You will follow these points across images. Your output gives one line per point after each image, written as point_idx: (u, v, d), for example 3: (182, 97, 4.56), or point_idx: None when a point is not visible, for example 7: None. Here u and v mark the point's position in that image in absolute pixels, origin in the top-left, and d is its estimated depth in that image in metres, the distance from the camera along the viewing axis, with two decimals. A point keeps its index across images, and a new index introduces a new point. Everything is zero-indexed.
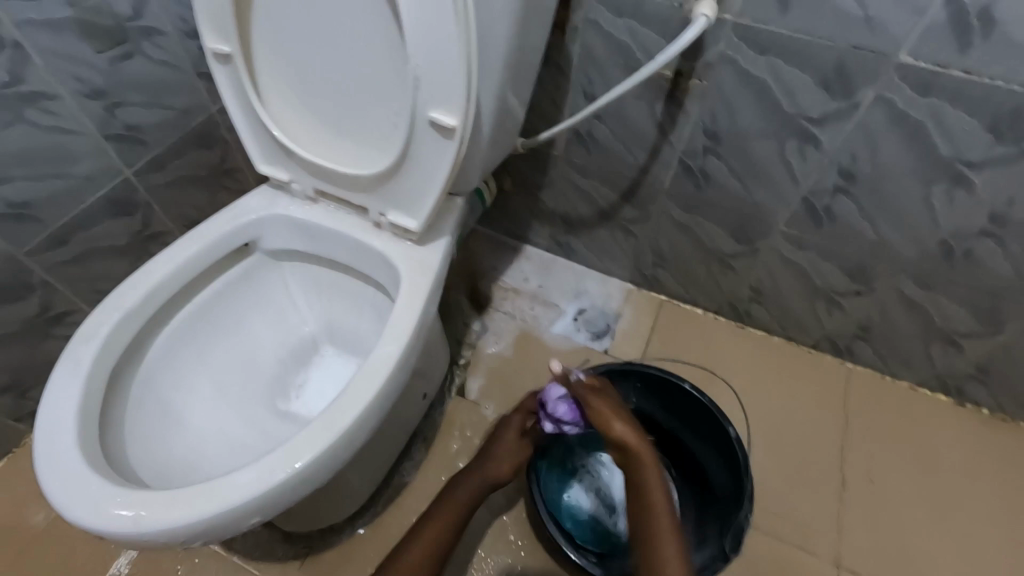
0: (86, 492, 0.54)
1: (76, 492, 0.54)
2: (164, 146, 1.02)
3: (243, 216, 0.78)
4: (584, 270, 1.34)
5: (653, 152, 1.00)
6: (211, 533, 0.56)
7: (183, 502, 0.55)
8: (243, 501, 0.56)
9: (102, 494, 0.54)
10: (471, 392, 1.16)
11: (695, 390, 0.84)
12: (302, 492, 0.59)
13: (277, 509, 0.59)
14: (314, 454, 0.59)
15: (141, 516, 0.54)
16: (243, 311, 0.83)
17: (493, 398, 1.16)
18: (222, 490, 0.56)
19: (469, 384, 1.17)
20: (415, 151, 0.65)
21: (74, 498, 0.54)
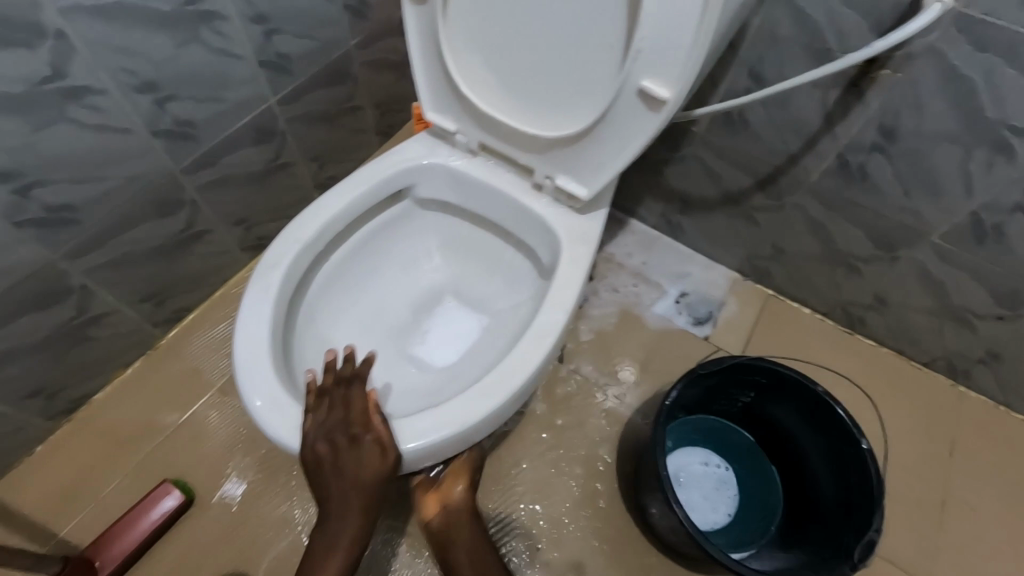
0: (287, 409, 0.60)
1: (279, 411, 0.60)
2: (302, 78, 1.05)
3: (404, 162, 0.78)
4: (689, 253, 1.31)
5: (809, 142, 0.94)
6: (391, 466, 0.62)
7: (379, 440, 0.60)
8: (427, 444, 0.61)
9: (302, 418, 0.60)
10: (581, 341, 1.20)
11: (831, 397, 0.81)
12: (462, 443, 0.64)
13: (446, 450, 0.64)
14: (488, 410, 0.62)
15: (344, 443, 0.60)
16: (385, 259, 0.85)
17: (590, 360, 1.17)
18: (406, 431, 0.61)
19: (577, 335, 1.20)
20: (610, 119, 0.63)
21: (277, 419, 0.60)
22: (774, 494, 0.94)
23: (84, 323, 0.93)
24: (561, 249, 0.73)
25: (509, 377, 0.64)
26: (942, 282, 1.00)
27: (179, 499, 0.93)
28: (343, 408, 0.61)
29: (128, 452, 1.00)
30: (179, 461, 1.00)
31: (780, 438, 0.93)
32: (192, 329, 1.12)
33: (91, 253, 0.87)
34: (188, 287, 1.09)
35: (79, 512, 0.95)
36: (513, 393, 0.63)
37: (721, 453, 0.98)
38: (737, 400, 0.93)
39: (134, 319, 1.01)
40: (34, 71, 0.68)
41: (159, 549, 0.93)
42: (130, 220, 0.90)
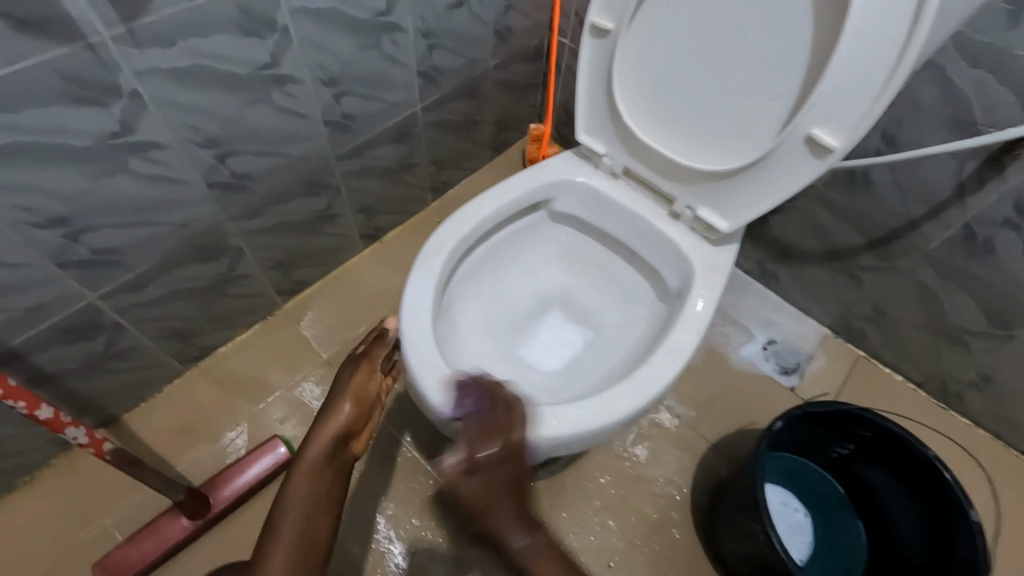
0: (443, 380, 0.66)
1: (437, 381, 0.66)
2: (446, 89, 1.15)
3: (551, 176, 0.85)
4: (780, 303, 1.32)
5: (933, 209, 0.96)
6: (526, 448, 0.67)
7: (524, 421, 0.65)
8: (565, 435, 0.65)
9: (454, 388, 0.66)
10: None
11: (940, 461, 0.80)
12: (590, 441, 0.68)
13: (573, 445, 0.68)
14: (624, 411, 0.67)
15: None
16: (513, 262, 0.92)
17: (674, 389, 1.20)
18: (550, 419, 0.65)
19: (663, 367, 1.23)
20: (769, 160, 0.67)
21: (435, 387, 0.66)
22: (859, 552, 0.92)
23: (228, 280, 1.03)
24: (697, 277, 0.76)
25: (644, 385, 0.68)
26: None
27: (285, 455, 0.99)
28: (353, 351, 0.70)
29: (240, 403, 1.09)
30: (284, 420, 1.08)
31: (872, 496, 0.92)
32: (306, 301, 1.21)
33: (251, 219, 0.97)
34: (313, 262, 1.18)
35: (192, 449, 1.04)
36: (648, 402, 0.67)
37: (803, 500, 0.96)
38: (832, 450, 0.93)
39: (264, 284, 1.11)
40: (258, 57, 0.78)
41: (259, 499, 1.00)
42: (287, 195, 1.00)
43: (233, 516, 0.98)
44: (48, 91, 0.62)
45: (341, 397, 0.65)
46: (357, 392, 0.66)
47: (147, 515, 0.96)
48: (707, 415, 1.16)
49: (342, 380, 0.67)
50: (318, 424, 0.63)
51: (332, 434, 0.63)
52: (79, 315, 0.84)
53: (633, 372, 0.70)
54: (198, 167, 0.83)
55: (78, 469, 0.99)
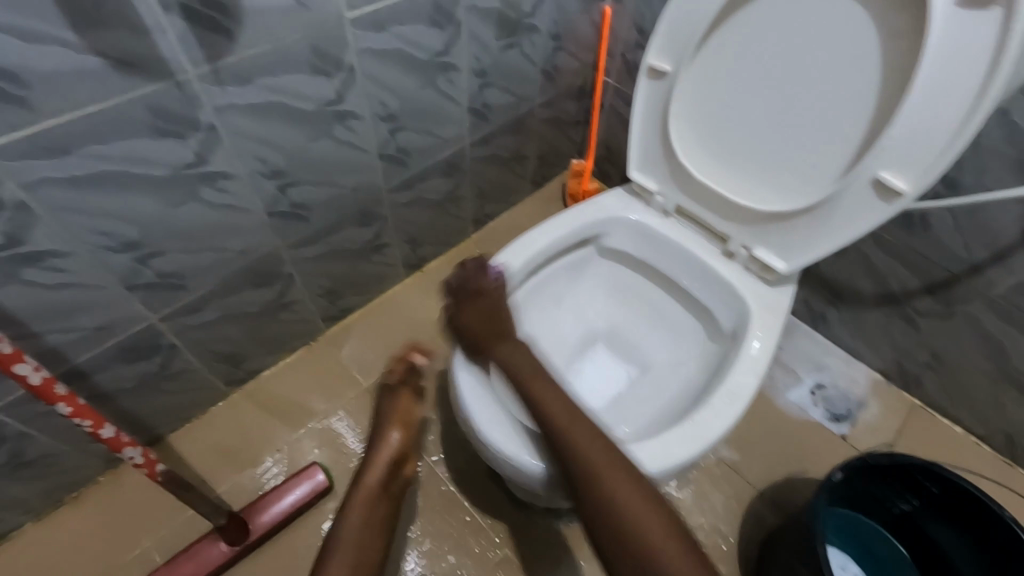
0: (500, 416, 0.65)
1: None
2: (495, 125, 1.18)
3: (602, 213, 0.86)
4: (829, 346, 1.27)
5: (998, 254, 0.92)
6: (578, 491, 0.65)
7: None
8: None
9: None
10: None
11: (1018, 525, 0.74)
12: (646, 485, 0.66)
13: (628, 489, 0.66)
14: (682, 456, 0.64)
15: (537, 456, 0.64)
16: (560, 297, 0.92)
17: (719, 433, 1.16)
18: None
19: None
20: (832, 202, 0.66)
21: None
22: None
23: (278, 305, 1.05)
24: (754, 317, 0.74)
25: (704, 428, 0.66)
26: None
27: (323, 483, 0.99)
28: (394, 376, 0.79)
29: (281, 428, 1.09)
30: (324, 447, 1.08)
31: (940, 559, 0.86)
32: (349, 328, 1.23)
33: (304, 247, 1.00)
34: (359, 290, 1.20)
35: (233, 472, 1.05)
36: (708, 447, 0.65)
37: (861, 561, 0.91)
38: (894, 506, 0.88)
39: (311, 310, 1.13)
40: (325, 94, 0.82)
41: (296, 526, 0.99)
42: (340, 224, 1.03)
43: (270, 543, 0.98)
44: (135, 124, 0.65)
45: (389, 424, 0.76)
46: (400, 418, 0.76)
47: (186, 538, 0.96)
48: (754, 462, 1.12)
49: (386, 407, 0.77)
50: (373, 455, 0.75)
51: (385, 462, 0.74)
52: (139, 336, 0.87)
53: (690, 414, 0.68)
54: (261, 196, 0.86)
55: (124, 487, 1.00)
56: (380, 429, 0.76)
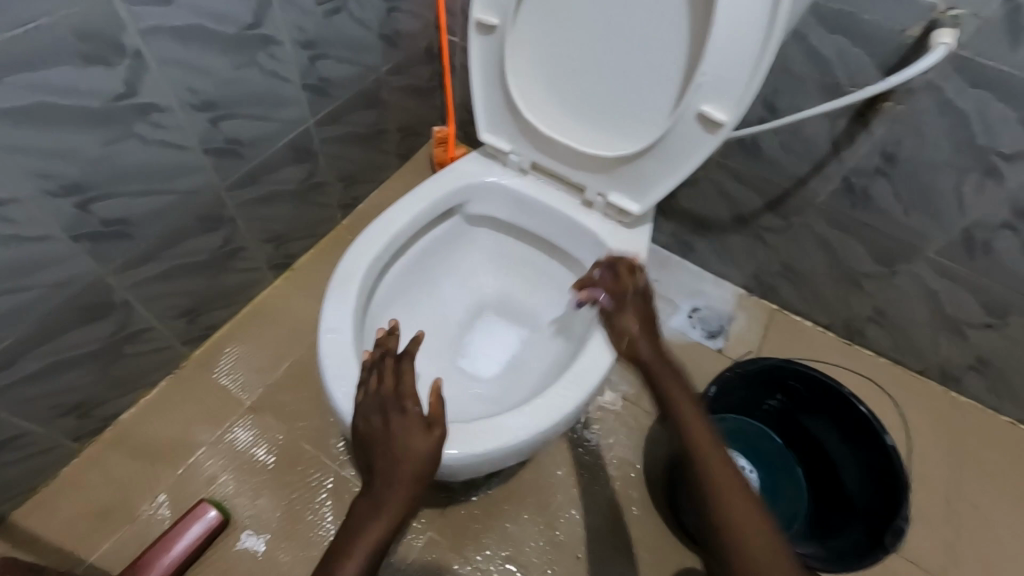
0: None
1: None
2: (341, 100, 1.08)
3: (462, 180, 0.83)
4: (700, 272, 1.38)
5: (817, 166, 1.04)
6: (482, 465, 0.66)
7: (482, 437, 0.65)
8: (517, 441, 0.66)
9: None
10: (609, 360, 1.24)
11: (855, 396, 0.87)
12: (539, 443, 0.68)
13: (527, 449, 0.68)
14: (570, 405, 0.68)
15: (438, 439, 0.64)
16: (437, 270, 0.89)
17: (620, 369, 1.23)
18: (507, 427, 0.66)
19: None
20: (668, 139, 0.69)
21: None
22: (802, 496, 0.98)
23: (121, 339, 0.92)
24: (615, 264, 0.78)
25: (583, 376, 0.69)
26: (938, 293, 1.09)
27: (217, 518, 0.91)
28: (394, 384, 0.60)
29: (157, 472, 0.98)
30: (212, 481, 0.98)
31: (804, 440, 0.99)
32: (218, 346, 1.11)
33: (137, 268, 0.87)
34: (222, 302, 1.09)
35: (106, 534, 0.92)
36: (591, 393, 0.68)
37: (751, 458, 1.01)
38: (763, 405, 1.00)
39: (166, 336, 1.00)
40: (110, 87, 0.69)
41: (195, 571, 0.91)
42: (176, 235, 0.90)
43: None
44: None
45: (408, 442, 0.57)
46: (428, 448, 0.57)
47: None
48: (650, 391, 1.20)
49: (404, 422, 0.57)
50: (392, 478, 0.55)
51: (412, 487, 0.56)
52: None
53: (571, 365, 0.71)
54: (59, 219, 0.73)
55: None
56: (396, 439, 0.57)
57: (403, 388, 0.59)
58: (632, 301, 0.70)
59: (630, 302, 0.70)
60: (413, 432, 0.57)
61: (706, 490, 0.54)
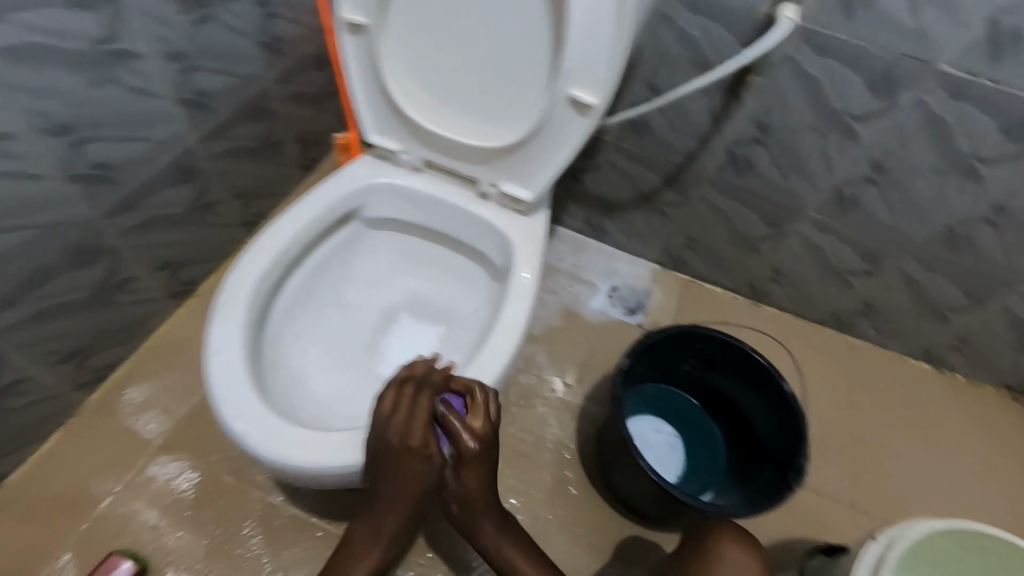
0: (283, 431, 0.61)
1: (268, 434, 0.61)
2: (225, 112, 1.02)
3: (354, 182, 0.82)
4: (615, 252, 1.43)
5: (702, 141, 1.10)
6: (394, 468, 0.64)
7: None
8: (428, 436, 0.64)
9: (295, 435, 0.62)
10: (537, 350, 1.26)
11: (755, 350, 0.94)
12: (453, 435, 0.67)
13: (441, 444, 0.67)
14: None
15: (345, 448, 0.62)
16: (341, 277, 0.87)
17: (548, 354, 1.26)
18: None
19: (532, 347, 1.26)
20: (548, 124, 0.71)
21: (268, 441, 0.61)
22: (720, 450, 1.05)
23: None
24: (515, 253, 0.79)
25: (487, 366, 0.70)
26: (821, 247, 1.19)
27: (131, 570, 0.85)
28: (397, 418, 0.63)
29: (66, 528, 0.93)
30: (127, 529, 0.93)
31: (717, 398, 1.05)
32: (117, 388, 1.04)
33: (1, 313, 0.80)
34: (113, 339, 1.01)
35: None
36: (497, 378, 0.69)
37: (673, 423, 1.07)
38: (678, 370, 1.05)
39: (49, 383, 0.93)
40: None
41: None
42: (44, 273, 0.84)
43: None
44: None
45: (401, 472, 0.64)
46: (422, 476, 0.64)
47: None
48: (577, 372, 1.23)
49: (405, 458, 0.63)
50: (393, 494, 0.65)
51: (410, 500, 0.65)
52: None
53: (477, 353, 0.71)
54: None
55: None
56: (389, 471, 0.63)
57: (411, 422, 0.63)
58: (474, 459, 0.65)
59: (474, 462, 0.65)
60: (411, 467, 0.64)
61: None
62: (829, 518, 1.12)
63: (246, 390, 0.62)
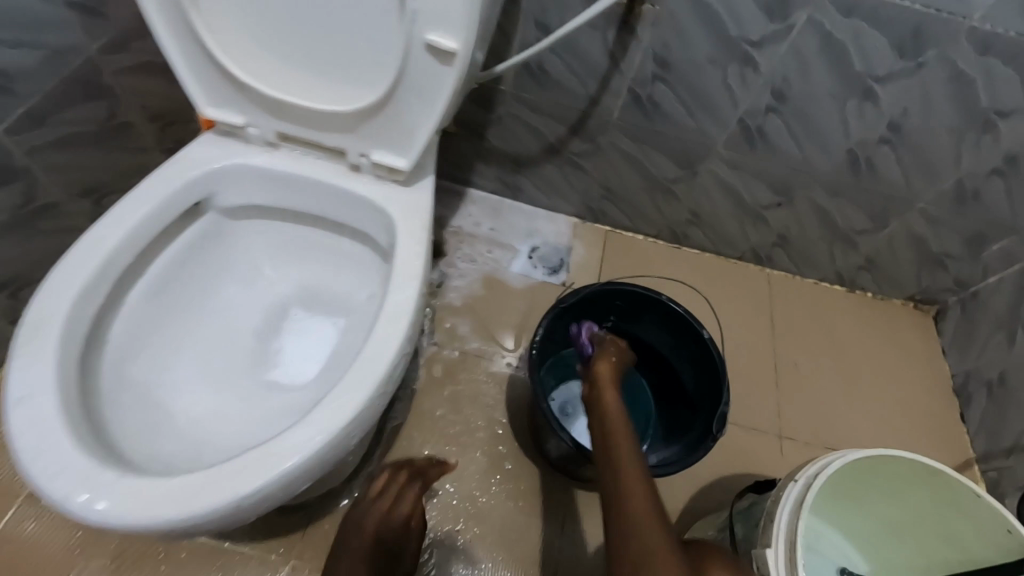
0: (115, 485, 0.50)
1: (98, 490, 0.50)
2: (37, 94, 0.83)
3: (196, 168, 0.69)
4: (532, 210, 1.35)
5: (603, 83, 1.03)
6: (273, 500, 0.54)
7: (248, 475, 0.52)
8: (304, 457, 0.54)
9: (132, 486, 0.51)
10: (460, 325, 1.18)
11: (672, 301, 0.90)
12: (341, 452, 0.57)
13: (326, 464, 0.57)
14: (361, 398, 0.57)
15: (199, 493, 0.51)
16: (206, 280, 0.76)
17: (473, 329, 1.18)
18: (283, 447, 0.54)
19: (454, 322, 1.19)
20: (408, 79, 0.61)
21: (98, 498, 0.50)
22: (651, 404, 1.03)
23: None
24: (398, 229, 0.69)
25: (371, 366, 0.59)
26: (733, 184, 1.17)
27: None
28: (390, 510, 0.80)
29: None
30: None
31: (643, 352, 1.02)
32: None
33: None
34: None
35: None
36: (383, 376, 0.59)
37: None
38: (601, 329, 1.02)
39: None
40: None
41: None
42: None
43: None
44: None
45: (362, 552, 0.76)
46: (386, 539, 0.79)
47: None
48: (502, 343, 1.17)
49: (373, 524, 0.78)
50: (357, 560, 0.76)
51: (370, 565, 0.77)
52: None
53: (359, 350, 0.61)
54: None
55: None
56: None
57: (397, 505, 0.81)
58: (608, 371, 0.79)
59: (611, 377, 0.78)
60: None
61: (613, 502, 0.64)
62: (758, 450, 1.14)
63: (65, 444, 0.51)
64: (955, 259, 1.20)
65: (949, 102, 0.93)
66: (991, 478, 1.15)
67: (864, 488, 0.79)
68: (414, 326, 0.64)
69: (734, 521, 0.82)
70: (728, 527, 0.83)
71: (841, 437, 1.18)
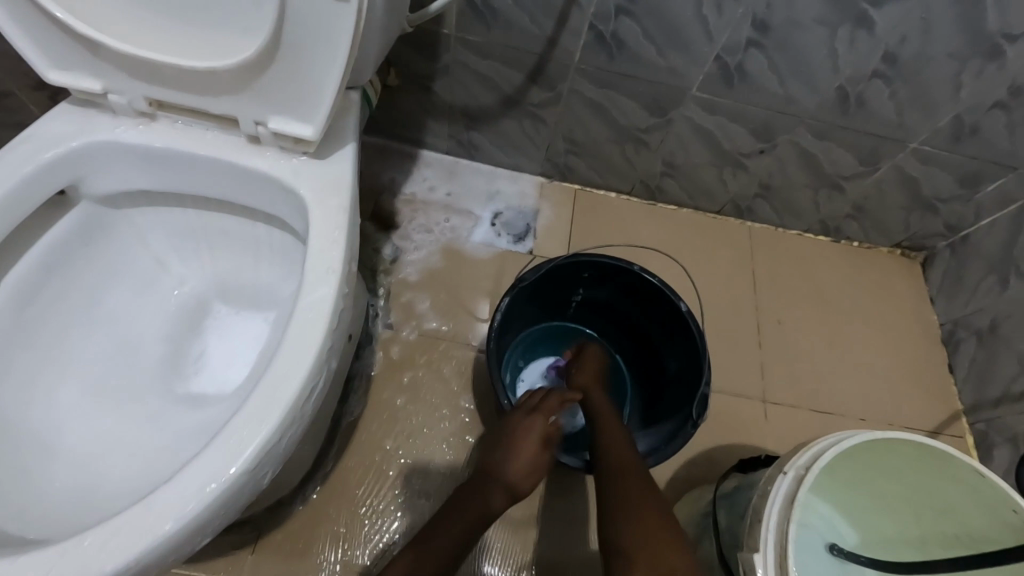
0: None
1: None
2: None
3: (51, 149, 0.56)
4: (492, 171, 1.22)
5: (560, 19, 0.89)
6: (165, 559, 0.46)
7: (126, 540, 0.44)
8: (197, 509, 0.45)
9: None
10: (419, 303, 1.08)
11: (645, 271, 0.81)
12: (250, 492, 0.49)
13: (232, 508, 0.49)
14: (267, 429, 0.48)
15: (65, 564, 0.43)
16: (92, 284, 0.65)
17: (434, 306, 1.08)
18: (168, 504, 0.45)
19: (413, 301, 1.08)
20: (296, 21, 0.48)
21: None
22: (626, 381, 0.95)
23: None
24: (311, 214, 0.57)
25: (278, 387, 0.49)
26: (711, 131, 1.05)
27: None
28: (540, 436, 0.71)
29: None
30: None
31: (616, 325, 0.94)
32: None
33: None
34: None
35: None
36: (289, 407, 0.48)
37: None
38: (569, 302, 0.92)
39: None
40: None
41: None
42: None
43: None
44: None
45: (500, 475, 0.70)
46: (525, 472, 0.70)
47: None
48: (466, 321, 1.07)
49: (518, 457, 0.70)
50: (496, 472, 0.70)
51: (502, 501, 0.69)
52: None
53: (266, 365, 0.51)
54: None
55: None
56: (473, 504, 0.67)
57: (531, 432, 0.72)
58: (588, 373, 0.83)
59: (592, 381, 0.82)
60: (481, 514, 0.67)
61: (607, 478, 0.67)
62: (742, 417, 1.08)
63: None
64: (947, 201, 1.11)
65: (952, 26, 0.82)
66: (978, 429, 1.11)
67: (860, 464, 0.74)
68: (334, 331, 0.54)
69: (717, 507, 0.77)
70: (711, 513, 0.77)
71: (827, 398, 1.12)
